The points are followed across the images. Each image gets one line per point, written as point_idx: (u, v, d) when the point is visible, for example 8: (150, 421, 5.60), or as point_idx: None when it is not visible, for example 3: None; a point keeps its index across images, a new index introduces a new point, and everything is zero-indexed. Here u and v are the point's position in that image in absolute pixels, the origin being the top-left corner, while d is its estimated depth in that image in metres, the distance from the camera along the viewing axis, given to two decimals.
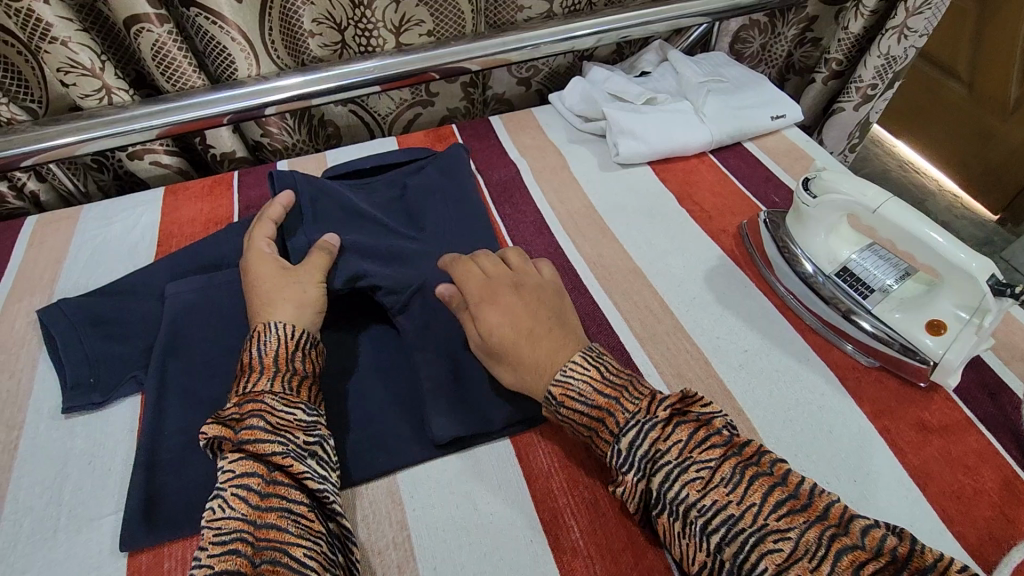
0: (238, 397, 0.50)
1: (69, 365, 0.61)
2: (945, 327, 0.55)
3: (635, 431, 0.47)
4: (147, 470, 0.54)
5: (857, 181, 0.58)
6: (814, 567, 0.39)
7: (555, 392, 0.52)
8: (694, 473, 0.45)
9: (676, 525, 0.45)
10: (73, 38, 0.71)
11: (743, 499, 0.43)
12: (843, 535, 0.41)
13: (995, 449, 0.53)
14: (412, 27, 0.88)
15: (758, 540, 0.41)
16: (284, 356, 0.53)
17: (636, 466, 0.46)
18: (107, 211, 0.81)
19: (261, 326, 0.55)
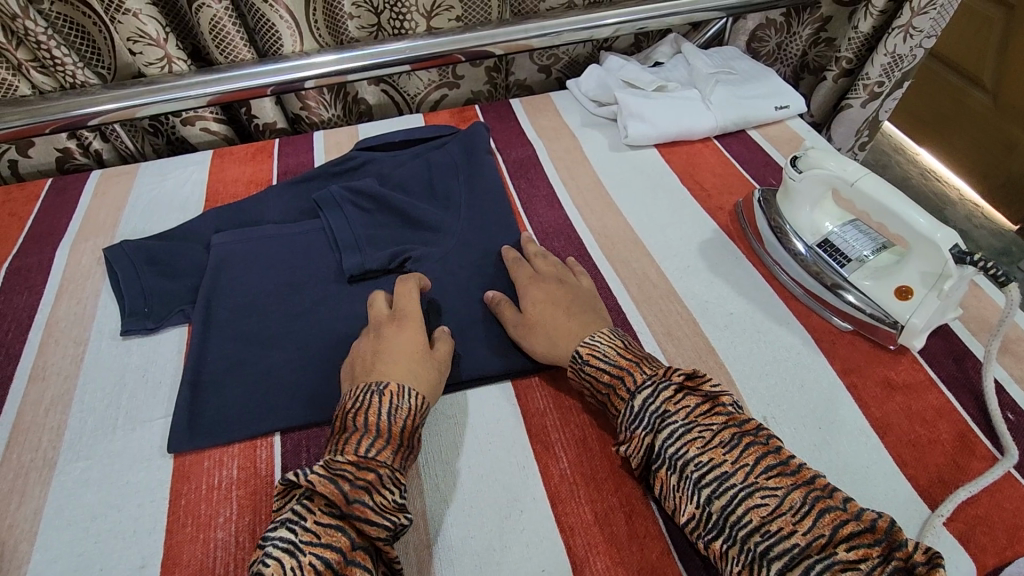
0: (353, 455, 0.48)
1: (128, 295, 0.69)
2: (912, 292, 0.59)
3: (649, 392, 0.52)
4: (191, 388, 0.61)
5: (840, 158, 0.64)
6: (796, 521, 0.43)
7: (582, 352, 0.57)
8: (697, 433, 0.49)
9: (672, 479, 0.49)
10: (143, 11, 0.80)
11: (737, 460, 0.47)
12: (828, 498, 0.44)
13: (953, 407, 0.58)
14: (442, 12, 0.95)
15: (746, 495, 0.45)
16: (406, 429, 0.52)
17: (645, 423, 0.51)
18: (161, 169, 0.89)
19: (396, 388, 0.53)
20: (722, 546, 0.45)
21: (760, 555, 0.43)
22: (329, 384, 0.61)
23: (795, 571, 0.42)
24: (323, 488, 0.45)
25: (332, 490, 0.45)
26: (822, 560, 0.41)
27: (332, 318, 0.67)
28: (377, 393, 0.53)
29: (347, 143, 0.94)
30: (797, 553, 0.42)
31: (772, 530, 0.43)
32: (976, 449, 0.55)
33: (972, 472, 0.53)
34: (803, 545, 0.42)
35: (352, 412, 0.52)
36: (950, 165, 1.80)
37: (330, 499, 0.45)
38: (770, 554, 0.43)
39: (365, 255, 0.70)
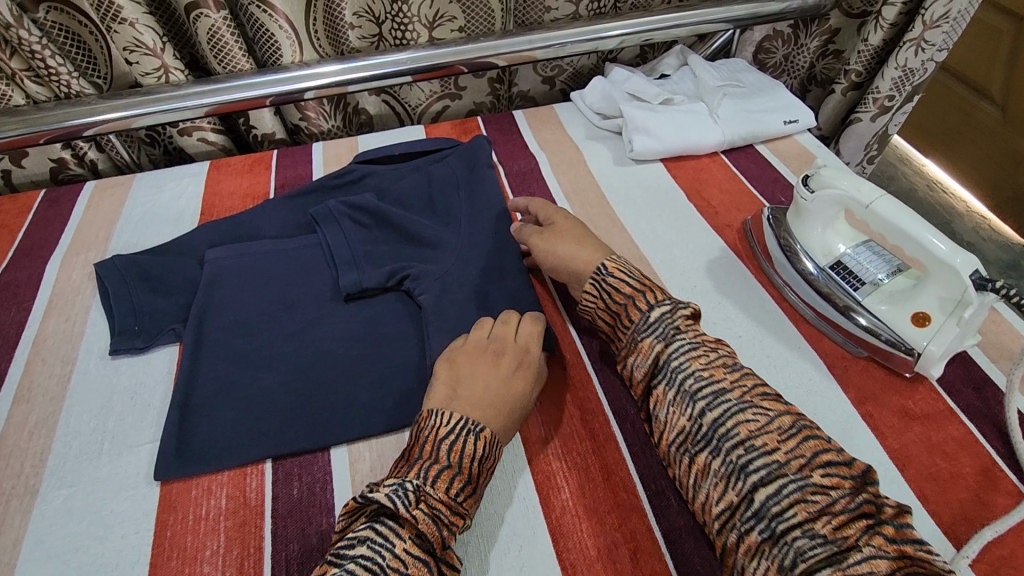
0: (449, 496, 0.47)
1: (118, 312, 0.67)
2: (930, 318, 0.57)
3: (667, 307, 0.56)
4: (180, 412, 0.59)
5: (853, 178, 0.62)
6: (781, 439, 0.45)
7: (607, 265, 0.61)
8: (703, 353, 0.52)
9: (669, 393, 0.51)
10: (140, 20, 0.78)
11: (735, 382, 0.50)
12: (814, 431, 0.47)
13: (975, 439, 0.55)
14: (444, 22, 0.93)
15: (738, 412, 0.48)
16: (486, 478, 0.52)
17: (657, 332, 0.54)
18: (157, 181, 0.88)
19: (491, 436, 0.52)
20: (706, 458, 0.47)
21: (740, 467, 0.45)
22: (325, 408, 0.59)
23: (769, 484, 0.43)
24: (426, 526, 0.45)
25: (434, 532, 0.45)
26: (795, 480, 0.43)
27: (329, 338, 0.65)
28: (474, 433, 0.51)
29: (347, 155, 0.92)
30: (773, 467, 0.44)
31: (756, 445, 0.45)
32: (1000, 484, 0.52)
33: (996, 509, 0.51)
34: (782, 461, 0.44)
35: (444, 444, 0.50)
36: (957, 177, 1.78)
37: (429, 538, 0.45)
38: (749, 467, 0.45)
39: (363, 272, 0.68)
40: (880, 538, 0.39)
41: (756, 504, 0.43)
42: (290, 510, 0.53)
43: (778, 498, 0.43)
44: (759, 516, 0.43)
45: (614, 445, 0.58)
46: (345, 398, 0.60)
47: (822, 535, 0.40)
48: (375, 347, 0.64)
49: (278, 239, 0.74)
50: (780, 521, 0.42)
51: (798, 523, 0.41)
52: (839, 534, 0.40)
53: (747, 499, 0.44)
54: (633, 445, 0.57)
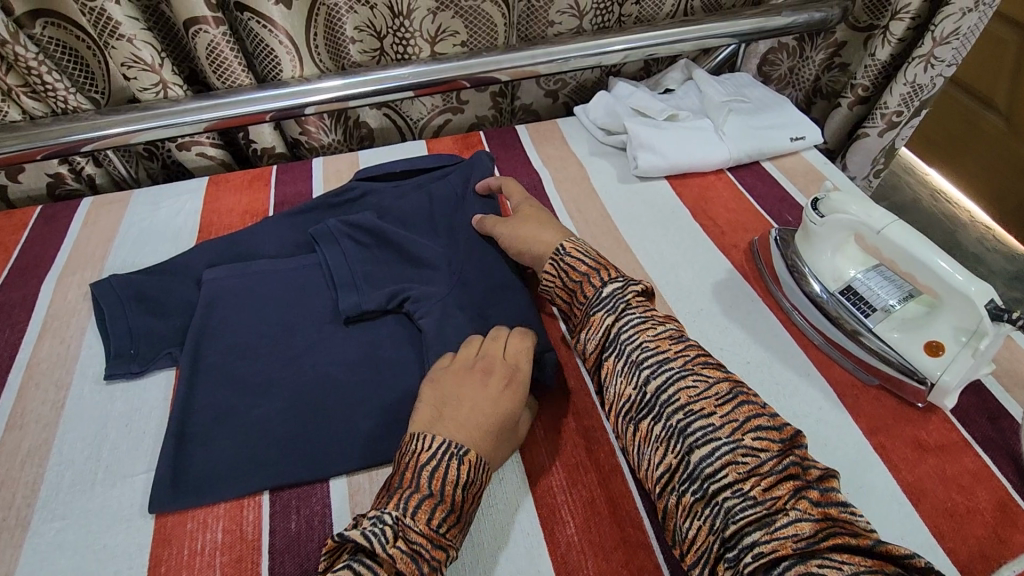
0: (427, 529, 0.46)
1: (113, 335, 0.66)
2: (943, 348, 0.56)
3: (619, 283, 0.58)
4: (176, 440, 0.57)
5: (863, 202, 0.60)
6: (718, 404, 0.48)
7: (566, 245, 0.64)
8: (651, 324, 0.54)
9: (617, 364, 0.54)
10: (138, 36, 0.77)
11: (679, 351, 0.52)
12: (750, 397, 0.49)
13: (991, 472, 0.54)
14: (446, 37, 0.92)
15: (679, 379, 0.50)
16: (470, 505, 0.50)
17: (607, 306, 0.57)
18: (155, 197, 0.86)
19: (475, 461, 0.50)
20: (649, 424, 0.50)
21: (679, 431, 0.48)
22: (324, 437, 0.58)
23: (706, 447, 0.45)
24: (404, 564, 0.43)
25: (413, 570, 0.43)
26: (727, 442, 0.45)
27: (329, 363, 0.63)
28: (456, 458, 0.50)
29: (348, 171, 0.91)
30: (708, 432, 0.46)
31: (695, 410, 0.48)
32: (1018, 520, 0.51)
33: (1015, 547, 0.49)
34: (717, 425, 0.46)
35: (426, 471, 0.49)
36: (961, 187, 1.77)
37: None
38: (687, 430, 0.47)
39: (363, 295, 0.67)
40: (805, 501, 0.41)
41: (692, 467, 0.46)
42: (288, 544, 0.52)
43: (711, 460, 0.45)
44: (693, 478, 0.45)
45: (620, 476, 0.56)
46: (346, 427, 0.59)
47: (751, 495, 0.42)
48: (376, 373, 0.63)
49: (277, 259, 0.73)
50: (712, 481, 0.44)
51: (729, 484, 0.43)
52: (767, 495, 0.42)
53: (684, 462, 0.46)
54: None
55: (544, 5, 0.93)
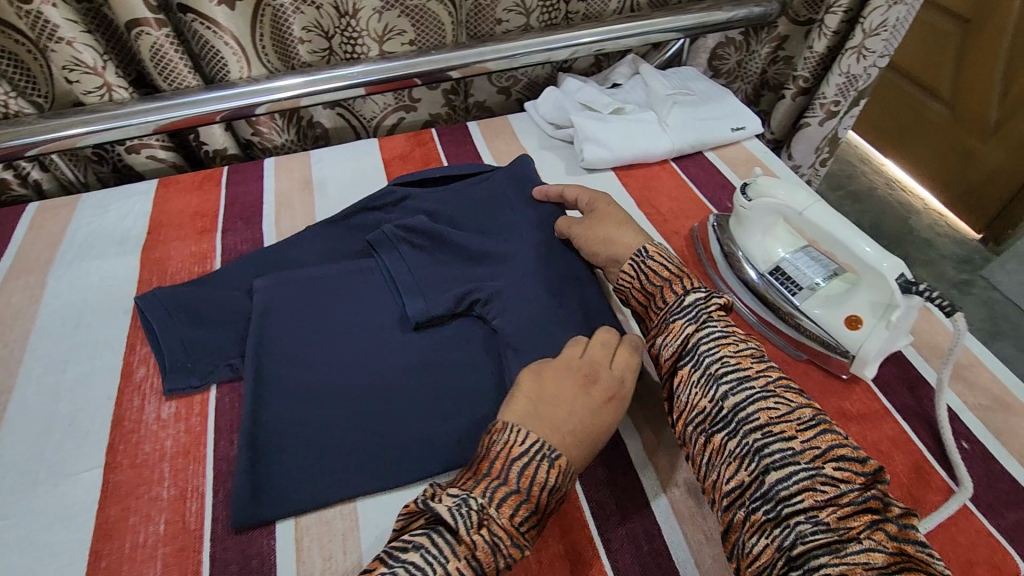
0: (509, 524, 0.44)
1: (167, 348, 0.64)
2: (862, 322, 0.58)
3: (701, 295, 0.55)
4: (250, 451, 0.56)
5: (787, 186, 0.63)
6: (800, 427, 0.44)
7: (647, 250, 0.62)
8: (734, 341, 0.51)
9: (693, 374, 0.50)
10: (78, 39, 0.77)
11: (762, 371, 0.49)
12: (834, 427, 0.45)
13: (908, 437, 0.57)
14: (394, 36, 0.93)
15: (760, 397, 0.46)
16: (552, 509, 0.48)
17: (689, 317, 0.54)
18: (104, 199, 0.86)
19: (564, 463, 0.48)
20: (722, 438, 0.46)
21: (754, 449, 0.44)
22: (266, 427, 0.58)
23: (784, 469, 0.42)
24: (482, 553, 0.42)
25: (489, 562, 0.42)
26: (806, 468, 0.41)
27: (277, 355, 0.63)
28: (548, 461, 0.47)
29: (299, 169, 0.91)
30: (788, 455, 0.42)
31: (774, 430, 0.44)
32: (932, 480, 0.53)
33: (928, 505, 0.52)
34: (798, 449, 0.43)
35: (515, 465, 0.46)
36: (913, 176, 1.83)
37: (482, 567, 0.42)
38: (764, 449, 0.43)
39: (429, 300, 0.66)
40: (880, 533, 0.38)
41: (766, 487, 0.42)
42: (231, 532, 0.53)
43: (788, 483, 0.41)
44: (767, 498, 0.42)
45: None
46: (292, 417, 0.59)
47: (825, 523, 0.39)
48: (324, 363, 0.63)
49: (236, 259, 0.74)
50: (787, 504, 0.41)
51: (804, 510, 0.40)
52: (842, 523, 0.39)
53: (758, 480, 0.43)
54: None
55: (490, 3, 0.95)
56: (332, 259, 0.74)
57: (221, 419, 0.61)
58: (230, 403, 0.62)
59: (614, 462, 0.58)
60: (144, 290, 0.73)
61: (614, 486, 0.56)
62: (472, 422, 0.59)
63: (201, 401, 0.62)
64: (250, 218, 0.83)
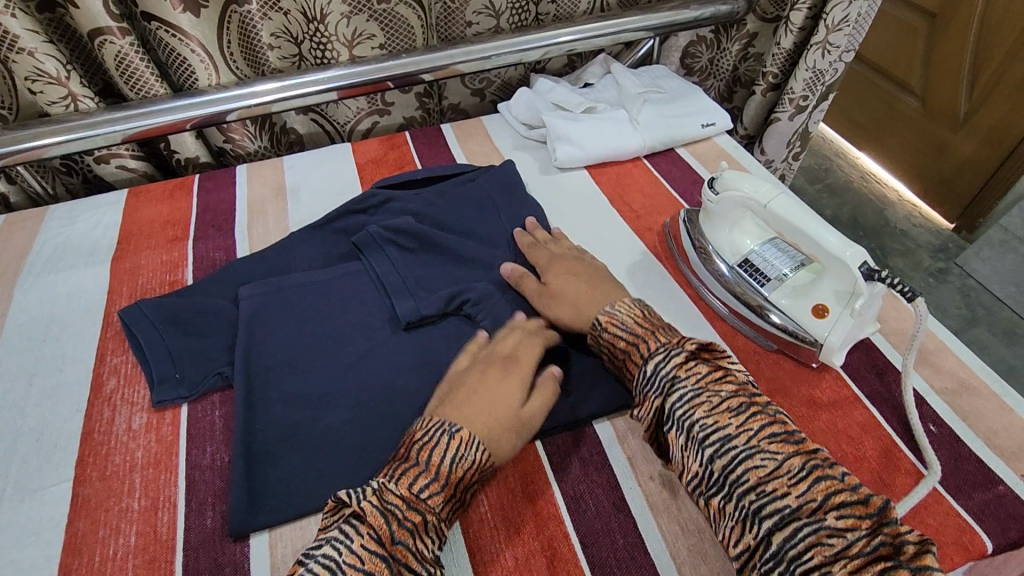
0: (406, 494, 0.46)
1: (154, 361, 0.63)
2: (828, 310, 0.59)
3: (662, 357, 0.54)
4: (246, 461, 0.56)
5: (753, 179, 0.64)
6: (792, 483, 0.45)
7: (602, 320, 0.61)
8: (707, 397, 0.51)
9: (679, 440, 0.51)
10: (40, 49, 0.76)
11: (742, 424, 0.49)
12: (826, 469, 0.46)
13: (877, 422, 0.57)
14: (364, 40, 0.92)
15: (747, 456, 0.47)
16: (465, 479, 0.49)
17: (657, 387, 0.53)
18: (73, 210, 0.85)
19: (467, 435, 0.50)
20: (720, 503, 0.47)
21: (753, 512, 0.45)
22: (238, 435, 0.57)
23: (786, 528, 0.43)
24: (374, 519, 0.45)
25: (384, 526, 0.45)
26: (809, 524, 0.43)
27: (251, 361, 0.63)
28: (449, 435, 0.50)
29: (272, 176, 0.91)
30: (787, 512, 0.44)
31: (768, 489, 0.45)
32: (901, 464, 0.54)
33: (898, 489, 0.53)
34: (795, 506, 0.44)
35: (418, 444, 0.50)
36: (887, 168, 1.86)
37: (379, 532, 0.44)
38: (762, 512, 0.45)
39: (419, 300, 0.67)
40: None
41: (773, 548, 0.43)
42: (204, 541, 0.53)
43: (795, 542, 0.43)
44: (778, 558, 0.43)
45: (532, 452, 0.58)
46: (265, 423, 0.59)
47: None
48: (298, 367, 0.63)
49: (217, 269, 0.73)
50: (798, 564, 0.42)
51: (815, 566, 0.41)
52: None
53: (765, 542, 0.44)
54: (552, 452, 0.59)
55: (459, 6, 0.95)
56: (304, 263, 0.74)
57: (194, 428, 0.60)
58: (203, 411, 0.62)
59: (588, 456, 0.58)
60: (114, 301, 0.73)
61: (589, 481, 0.56)
62: None
63: (173, 410, 0.62)
64: (222, 225, 0.82)
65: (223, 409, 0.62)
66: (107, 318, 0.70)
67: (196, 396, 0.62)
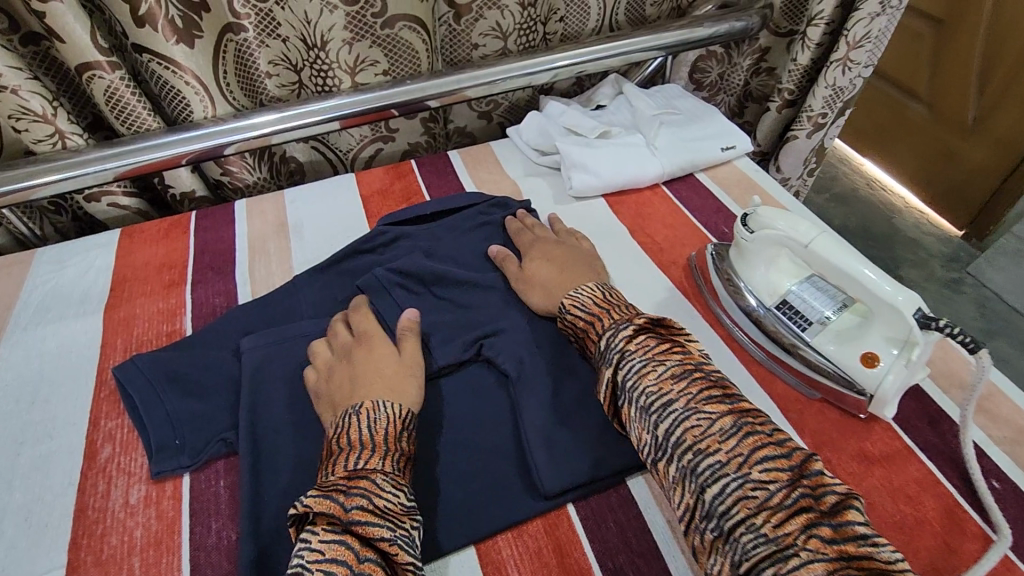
0: (344, 471, 0.48)
1: (152, 426, 0.58)
2: (878, 359, 0.55)
3: (611, 332, 0.55)
4: (254, 541, 0.51)
5: (789, 216, 0.60)
6: (722, 441, 0.44)
7: (565, 303, 0.62)
8: (652, 366, 0.50)
9: (628, 410, 0.50)
10: (24, 86, 0.72)
11: (681, 389, 0.48)
12: (757, 425, 0.45)
13: (936, 478, 0.53)
14: (366, 67, 0.88)
15: (685, 418, 0.46)
16: (393, 435, 0.52)
17: (607, 358, 0.53)
18: (62, 254, 0.80)
19: (371, 403, 0.54)
20: (665, 467, 0.46)
21: (691, 470, 0.44)
22: (245, 510, 0.52)
23: (716, 484, 0.42)
24: (319, 505, 0.45)
25: (329, 505, 0.45)
26: (736, 478, 0.42)
27: (255, 422, 0.58)
28: (355, 412, 0.53)
29: (273, 212, 0.86)
30: (716, 468, 0.43)
31: (702, 448, 0.44)
32: (967, 526, 0.50)
33: (967, 555, 0.48)
34: (724, 461, 0.43)
35: (336, 435, 0.52)
36: (894, 175, 1.83)
37: (330, 514, 0.44)
38: (697, 471, 0.44)
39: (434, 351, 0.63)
40: (816, 539, 0.38)
41: (708, 504, 0.42)
42: None
43: (722, 497, 0.42)
44: (710, 515, 0.42)
45: (566, 518, 0.54)
46: (274, 492, 0.54)
47: (763, 532, 0.39)
48: (307, 428, 0.58)
49: (218, 318, 0.69)
50: (727, 519, 0.41)
51: (742, 519, 0.40)
52: (778, 531, 0.39)
53: (699, 499, 0.43)
54: (586, 517, 0.54)
55: (465, 28, 0.91)
56: (310, 309, 0.69)
57: (197, 501, 0.56)
58: (207, 481, 0.57)
59: (625, 521, 0.54)
60: (108, 355, 0.68)
61: (629, 550, 0.52)
62: (473, 489, 0.55)
63: (174, 481, 0.57)
64: (222, 267, 0.78)
65: (229, 478, 0.57)
66: (101, 376, 0.66)
67: (198, 464, 0.57)
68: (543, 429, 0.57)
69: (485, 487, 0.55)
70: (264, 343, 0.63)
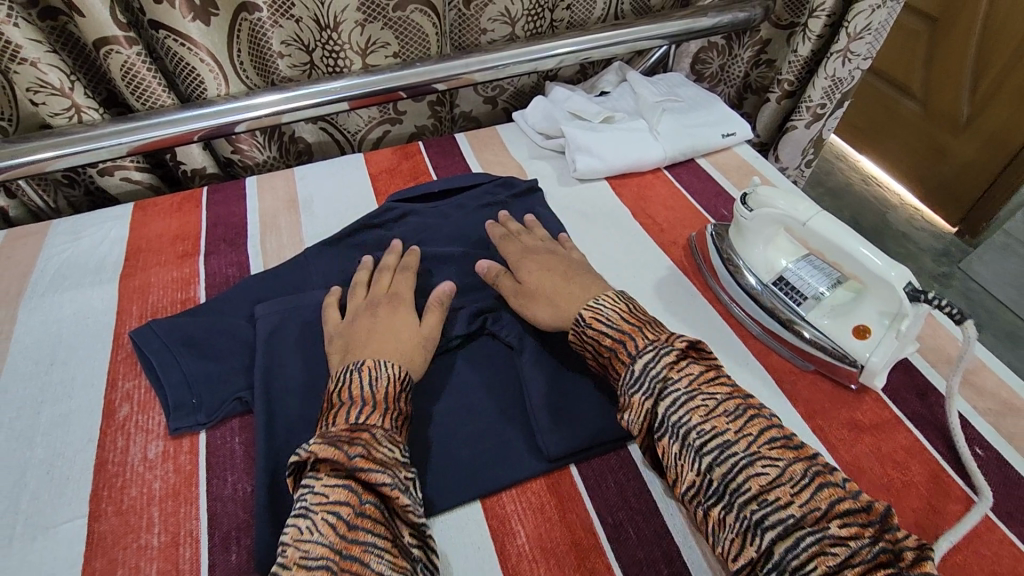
0: (350, 423, 0.50)
1: (170, 386, 0.60)
2: (870, 331, 0.58)
3: (651, 356, 0.52)
4: (270, 492, 0.53)
5: (790, 196, 0.63)
6: (795, 491, 0.43)
7: (586, 315, 0.59)
8: (701, 401, 0.49)
9: (674, 447, 0.49)
10: (42, 59, 0.73)
11: (740, 428, 0.47)
12: (825, 474, 0.45)
13: (922, 446, 0.56)
14: (378, 49, 0.91)
15: (747, 464, 0.45)
16: (392, 396, 0.54)
17: (616, 330, 0.56)
18: (77, 225, 0.82)
19: (372, 363, 0.55)
20: (720, 513, 0.45)
21: (754, 523, 0.43)
22: (261, 463, 0.54)
23: (789, 537, 0.42)
24: (325, 453, 0.46)
25: (335, 453, 0.46)
26: (812, 534, 0.41)
27: (268, 383, 0.60)
28: (357, 369, 0.54)
29: (283, 189, 0.88)
30: (789, 522, 0.42)
31: (769, 499, 0.43)
32: (950, 490, 0.53)
33: (949, 516, 0.51)
34: (798, 516, 0.42)
35: (338, 389, 0.54)
36: (888, 171, 1.85)
37: (335, 462, 0.46)
38: (764, 523, 0.43)
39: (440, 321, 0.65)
40: None
41: (775, 560, 0.42)
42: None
43: (797, 552, 0.41)
44: (778, 568, 0.41)
45: (569, 478, 0.56)
46: (288, 449, 0.56)
47: None
48: (319, 391, 0.60)
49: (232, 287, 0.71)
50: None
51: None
52: None
53: (766, 553, 0.42)
54: (588, 476, 0.57)
55: (474, 13, 0.93)
56: (320, 281, 0.71)
57: (213, 456, 0.58)
58: (222, 438, 0.59)
59: (625, 482, 0.56)
60: (124, 321, 0.70)
61: (628, 508, 0.54)
62: (479, 449, 0.57)
63: (190, 438, 0.59)
64: (234, 240, 0.80)
65: (244, 436, 0.59)
66: (117, 340, 0.68)
67: (214, 422, 0.59)
68: (547, 395, 0.60)
69: (491, 448, 0.57)
70: (278, 312, 0.65)
